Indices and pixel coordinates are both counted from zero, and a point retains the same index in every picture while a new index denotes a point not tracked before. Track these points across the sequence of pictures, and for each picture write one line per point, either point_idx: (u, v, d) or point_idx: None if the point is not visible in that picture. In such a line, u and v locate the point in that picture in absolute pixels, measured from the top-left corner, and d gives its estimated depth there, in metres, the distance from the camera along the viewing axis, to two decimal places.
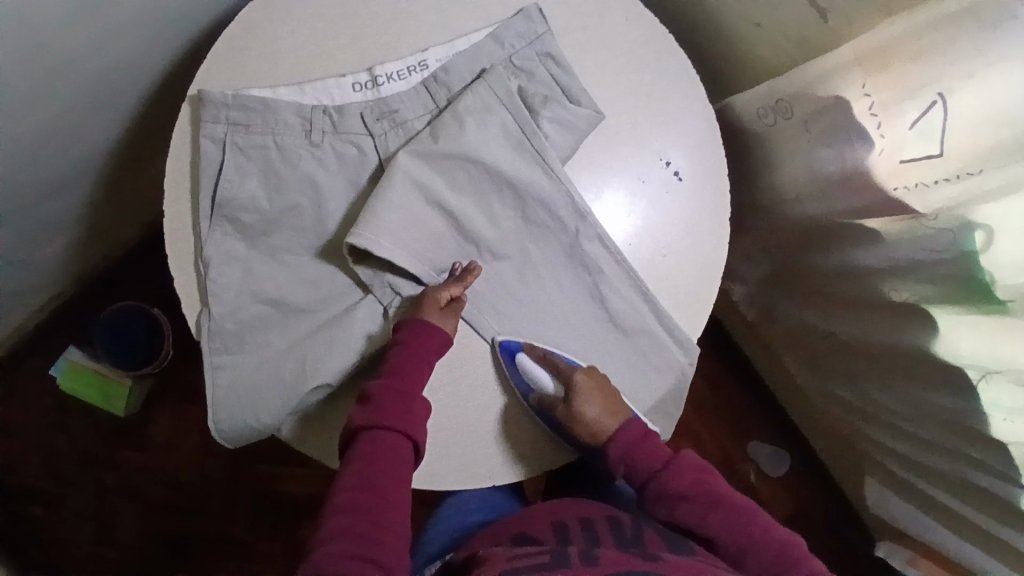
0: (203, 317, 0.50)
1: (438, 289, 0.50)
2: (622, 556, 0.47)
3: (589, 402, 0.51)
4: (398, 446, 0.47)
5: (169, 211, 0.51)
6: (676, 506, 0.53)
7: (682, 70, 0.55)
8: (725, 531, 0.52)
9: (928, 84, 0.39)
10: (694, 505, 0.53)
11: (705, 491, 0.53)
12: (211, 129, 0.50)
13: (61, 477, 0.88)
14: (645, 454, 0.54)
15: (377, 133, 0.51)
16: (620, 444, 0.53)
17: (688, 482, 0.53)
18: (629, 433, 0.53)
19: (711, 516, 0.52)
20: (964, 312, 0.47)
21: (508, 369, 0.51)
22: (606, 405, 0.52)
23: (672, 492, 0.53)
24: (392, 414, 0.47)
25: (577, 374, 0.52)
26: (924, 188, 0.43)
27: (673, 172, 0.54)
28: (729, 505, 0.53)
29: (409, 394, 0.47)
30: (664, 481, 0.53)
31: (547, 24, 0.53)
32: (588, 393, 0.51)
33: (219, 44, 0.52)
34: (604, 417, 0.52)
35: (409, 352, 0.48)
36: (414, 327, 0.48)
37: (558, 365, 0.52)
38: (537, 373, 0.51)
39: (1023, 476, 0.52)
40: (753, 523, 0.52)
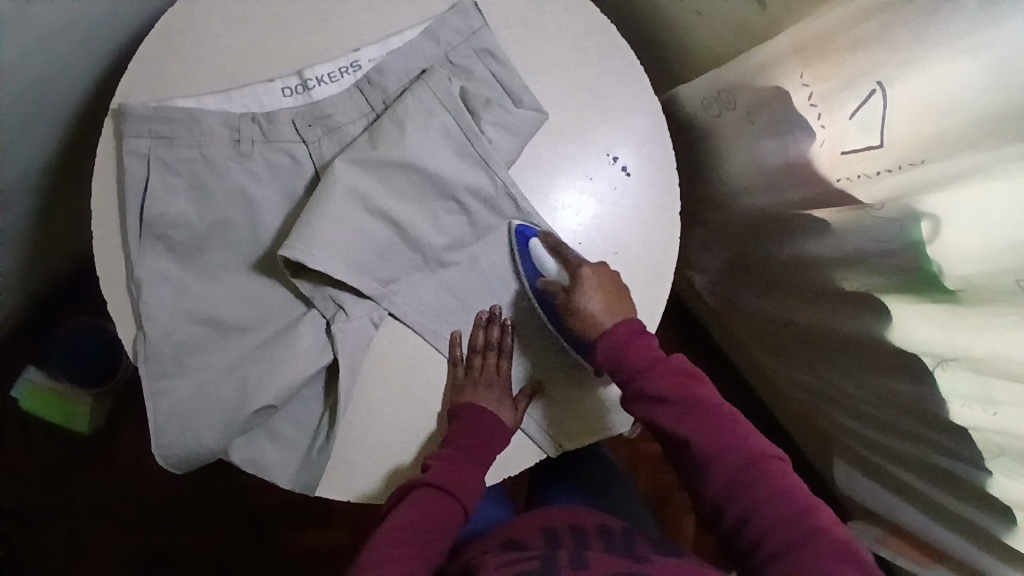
0: (139, 341, 0.48)
1: (495, 367, 0.51)
2: (612, 560, 0.49)
3: (590, 297, 0.49)
4: (448, 504, 0.50)
5: (98, 231, 0.49)
6: (652, 406, 0.49)
7: (625, 61, 0.53)
8: (703, 433, 0.48)
9: (867, 74, 0.38)
10: (669, 408, 0.49)
11: (685, 390, 0.49)
12: (134, 144, 0.47)
13: (28, 496, 0.87)
14: (633, 355, 0.50)
15: (311, 139, 0.49)
16: (611, 343, 0.50)
17: (672, 380, 0.50)
18: (617, 333, 0.50)
19: (683, 422, 0.49)
20: (916, 300, 0.46)
21: (518, 250, 0.50)
22: (609, 303, 0.50)
23: (650, 393, 0.49)
24: (458, 484, 0.49)
25: (583, 269, 0.50)
26: (867, 179, 0.42)
27: (621, 168, 0.52)
28: (708, 408, 0.49)
29: (473, 466, 0.50)
30: (644, 382, 0.49)
31: (483, 18, 0.51)
32: (593, 288, 0.50)
33: (140, 52, 0.49)
34: (605, 315, 0.50)
35: (478, 434, 0.50)
36: (480, 415, 0.50)
37: (567, 255, 0.50)
38: (545, 261, 0.50)
39: (983, 460, 0.52)
40: (702, 389, 0.50)
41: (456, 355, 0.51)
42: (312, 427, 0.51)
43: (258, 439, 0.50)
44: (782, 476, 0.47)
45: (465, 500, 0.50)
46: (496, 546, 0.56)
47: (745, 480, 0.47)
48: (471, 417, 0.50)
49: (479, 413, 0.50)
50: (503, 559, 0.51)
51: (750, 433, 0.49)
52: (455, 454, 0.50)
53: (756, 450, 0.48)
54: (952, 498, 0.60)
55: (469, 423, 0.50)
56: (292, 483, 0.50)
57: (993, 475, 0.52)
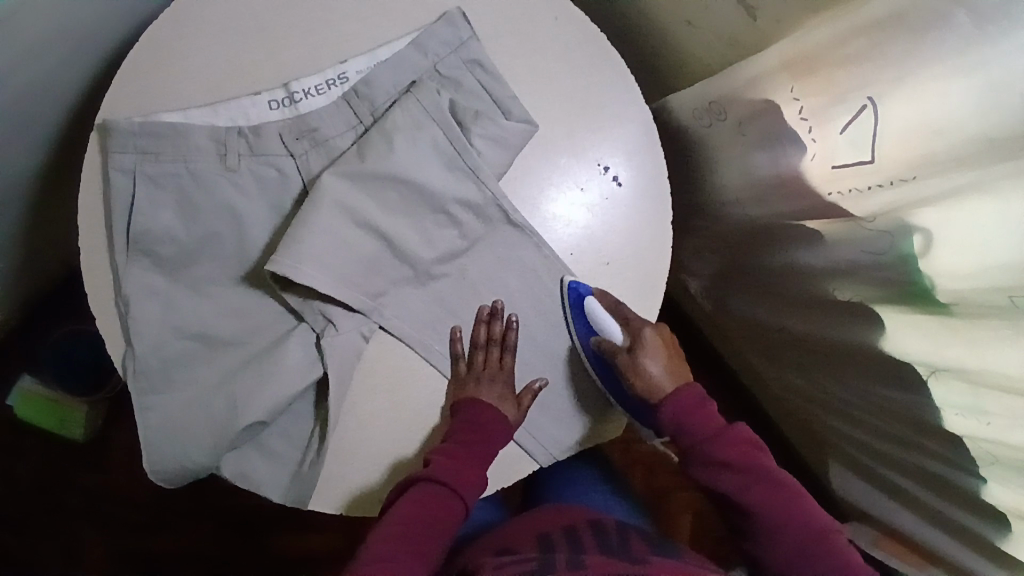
0: (127, 357, 0.48)
1: (497, 363, 0.52)
2: (607, 560, 0.50)
3: (652, 358, 0.53)
4: (450, 500, 0.50)
5: (84, 246, 0.48)
6: (719, 473, 0.52)
7: (617, 70, 0.52)
8: (771, 506, 0.51)
9: (858, 88, 0.37)
10: (735, 474, 0.52)
11: (752, 462, 0.52)
12: (119, 160, 0.47)
13: (25, 502, 0.87)
14: (695, 421, 0.53)
15: (299, 152, 0.49)
16: (671, 407, 0.54)
17: (739, 451, 0.52)
18: (682, 396, 0.54)
19: (755, 488, 0.52)
20: (907, 311, 0.46)
21: (572, 312, 0.51)
22: (666, 363, 0.54)
23: (717, 459, 0.52)
24: (461, 481, 0.49)
25: (647, 332, 0.52)
26: (858, 193, 0.41)
27: (612, 178, 0.52)
28: (777, 484, 0.52)
29: (477, 462, 0.50)
30: (707, 450, 0.52)
31: (472, 28, 0.50)
32: (654, 350, 0.53)
33: (123, 65, 0.48)
34: (666, 377, 0.54)
35: (482, 430, 0.50)
36: (484, 411, 0.51)
37: (627, 316, 0.51)
38: (602, 320, 0.50)
39: (977, 469, 0.52)
40: (764, 456, 0.53)
41: (456, 351, 0.51)
42: (303, 441, 0.51)
43: (248, 453, 0.50)
44: (841, 549, 0.50)
45: (466, 496, 0.51)
46: (495, 551, 0.57)
47: (808, 550, 0.50)
48: (476, 412, 0.50)
49: (483, 409, 0.51)
50: (501, 563, 0.52)
51: (812, 504, 0.52)
52: (459, 450, 0.50)
53: (822, 525, 0.51)
54: (947, 503, 0.60)
55: (473, 419, 0.50)
56: (283, 498, 0.50)
57: (986, 482, 0.52)
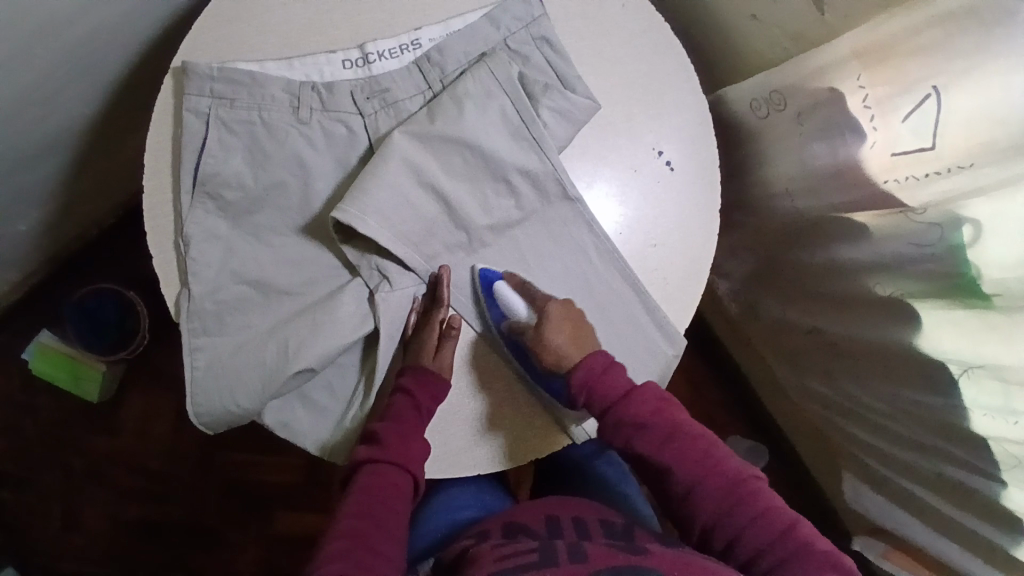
0: (181, 298, 0.48)
1: (434, 325, 0.50)
2: (610, 552, 0.47)
3: (555, 329, 0.50)
4: (400, 478, 0.49)
5: (150, 185, 0.49)
6: (631, 434, 0.50)
7: (678, 62, 0.54)
8: (684, 464, 0.50)
9: (922, 79, 0.39)
10: (650, 434, 0.50)
11: (662, 419, 0.50)
12: (195, 102, 0.48)
13: (28, 460, 0.86)
14: (603, 388, 0.50)
15: (368, 111, 0.50)
16: (581, 373, 0.50)
17: (647, 407, 0.50)
18: (592, 363, 0.51)
19: (666, 447, 0.50)
20: (947, 307, 0.48)
21: (485, 299, 0.51)
22: (573, 337, 0.51)
23: (629, 419, 0.50)
24: (407, 457, 0.49)
25: (550, 306, 0.50)
26: (914, 182, 0.43)
27: (665, 162, 0.54)
28: (688, 437, 0.50)
29: (418, 434, 0.49)
30: (621, 409, 0.50)
31: (544, 8, 0.52)
32: (558, 325, 0.50)
33: (205, 15, 0.50)
34: (570, 348, 0.51)
35: (414, 399, 0.49)
36: (412, 375, 0.49)
37: (534, 294, 0.51)
38: (512, 302, 0.50)
39: (1002, 473, 0.53)
40: (672, 410, 0.51)
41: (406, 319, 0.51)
42: (347, 395, 0.51)
43: (291, 404, 0.50)
44: (760, 494, 0.48)
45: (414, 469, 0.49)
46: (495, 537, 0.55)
47: (731, 498, 0.48)
48: (410, 378, 0.49)
49: (411, 373, 0.49)
50: (504, 551, 0.49)
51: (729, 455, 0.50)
52: (394, 428, 0.48)
53: (740, 471, 0.49)
54: (958, 511, 0.61)
55: (404, 388, 0.49)
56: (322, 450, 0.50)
57: (1006, 486, 0.53)
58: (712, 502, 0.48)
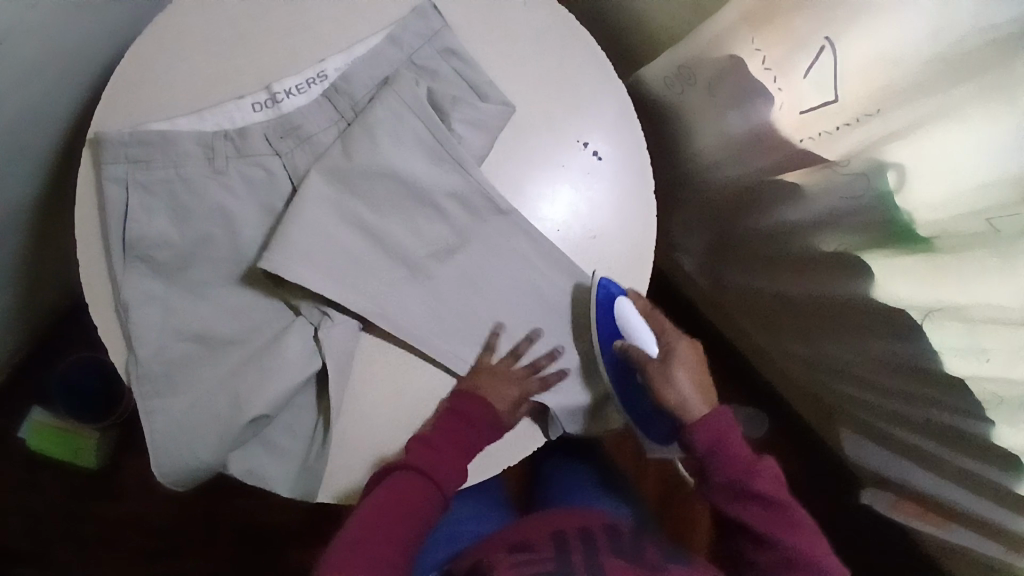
0: (129, 363, 0.49)
1: (519, 374, 0.52)
2: (626, 569, 0.50)
3: (682, 372, 0.55)
4: (427, 491, 0.52)
5: (84, 257, 0.50)
6: (745, 506, 0.54)
7: (588, 51, 0.54)
8: (792, 544, 0.53)
9: (813, 32, 0.38)
10: (763, 508, 0.54)
11: (783, 504, 0.54)
12: (112, 170, 0.49)
13: (42, 536, 0.87)
14: (731, 451, 0.54)
15: (285, 150, 0.50)
16: (705, 429, 0.54)
17: (771, 484, 0.54)
18: (718, 421, 0.54)
19: (778, 526, 0.54)
20: (888, 255, 0.47)
21: (600, 317, 0.50)
22: (695, 385, 0.56)
23: (751, 489, 0.53)
24: (441, 474, 0.51)
25: (678, 348, 0.56)
26: (828, 136, 0.42)
27: (592, 153, 0.53)
28: (800, 524, 0.54)
29: (456, 454, 0.51)
30: (746, 481, 0.54)
31: (443, 19, 0.52)
32: (686, 361, 0.56)
33: (113, 81, 0.51)
34: (695, 398, 0.55)
35: (467, 420, 0.51)
36: (479, 403, 0.50)
37: (659, 335, 0.55)
38: (631, 324, 0.52)
39: (986, 412, 0.51)
40: (789, 496, 0.55)
41: (494, 342, 0.52)
42: (307, 435, 0.51)
43: (255, 451, 0.50)
44: None
45: (444, 486, 0.52)
46: (506, 552, 0.54)
47: None
48: (468, 403, 0.51)
49: (473, 403, 0.50)
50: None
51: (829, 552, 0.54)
52: (438, 446, 0.51)
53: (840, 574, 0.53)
54: (955, 454, 0.59)
55: (460, 408, 0.51)
56: (292, 493, 0.50)
57: (995, 425, 0.51)
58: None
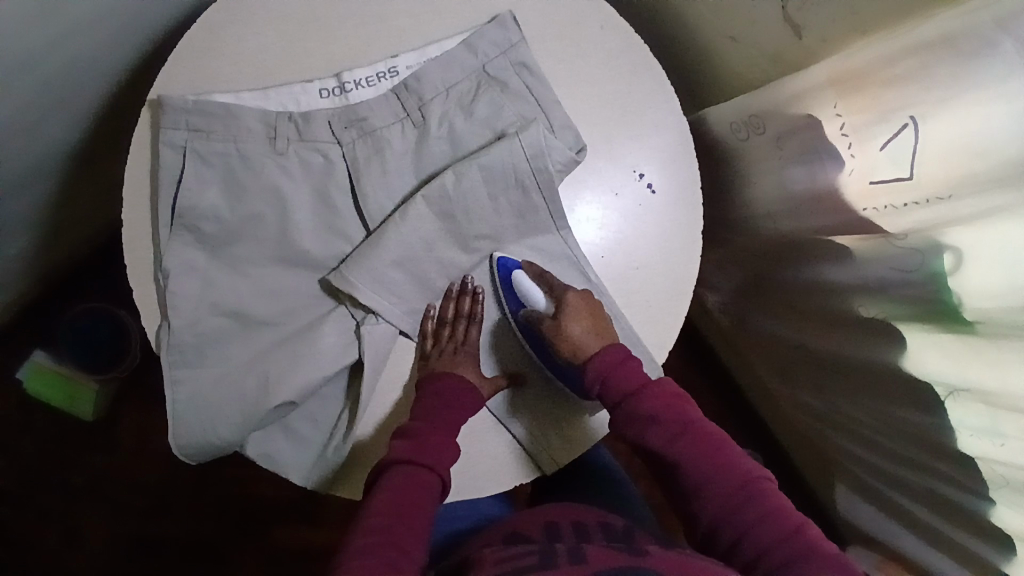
0: (161, 330, 0.48)
1: (464, 336, 0.51)
2: (608, 553, 0.47)
3: (575, 320, 0.50)
4: (426, 477, 0.48)
5: (129, 217, 0.49)
6: (646, 428, 0.50)
7: (657, 82, 0.54)
8: (697, 462, 0.49)
9: (899, 109, 0.39)
10: (663, 428, 0.50)
11: (676, 416, 0.50)
12: (171, 136, 0.48)
13: (26, 477, 0.86)
14: (620, 378, 0.50)
15: (346, 140, 0.50)
16: (598, 365, 0.50)
17: (665, 403, 0.50)
18: (609, 355, 0.50)
19: (679, 441, 0.50)
20: (930, 330, 0.47)
21: (503, 286, 0.51)
22: (594, 326, 0.50)
23: (644, 413, 0.49)
24: (434, 454, 0.47)
25: (568, 295, 0.50)
26: (894, 210, 0.43)
27: (646, 185, 0.53)
28: (701, 432, 0.50)
29: (446, 434, 0.48)
30: (636, 403, 0.49)
31: (521, 32, 0.52)
32: (575, 313, 0.50)
33: (180, 45, 0.50)
34: (590, 338, 0.50)
35: (442, 403, 0.49)
36: (440, 381, 0.49)
37: (553, 284, 0.51)
38: (533, 294, 0.50)
39: (990, 491, 0.51)
40: (688, 407, 0.51)
41: (427, 327, 0.51)
42: (329, 426, 0.51)
43: (274, 434, 0.50)
44: (771, 495, 0.48)
45: (442, 469, 0.48)
46: (499, 543, 0.54)
47: (745, 495, 0.48)
48: (437, 386, 0.49)
49: (442, 379, 0.49)
50: (504, 553, 0.49)
51: (744, 456, 0.50)
52: (428, 428, 0.48)
53: (750, 471, 0.49)
54: (950, 526, 0.60)
55: (433, 391, 0.49)
56: (304, 480, 0.50)
57: (995, 505, 0.51)
58: (729, 501, 0.48)
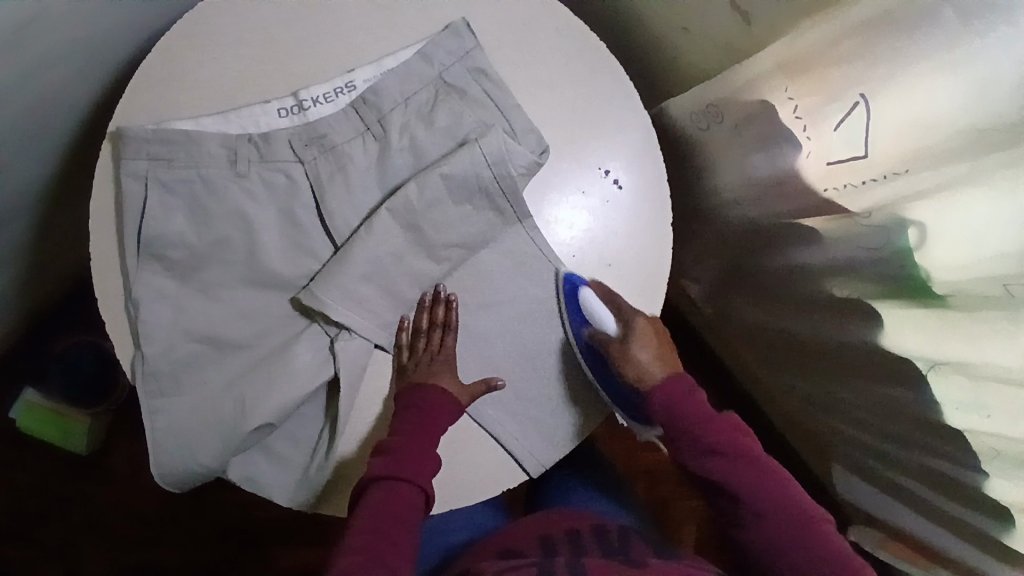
0: (136, 361, 0.48)
1: (439, 346, 0.50)
2: (606, 564, 0.47)
3: (642, 346, 0.52)
4: (411, 494, 0.48)
5: (98, 251, 0.49)
6: (706, 461, 0.51)
7: (616, 80, 0.54)
8: (755, 492, 0.50)
9: (849, 87, 0.39)
10: (724, 459, 0.51)
11: (738, 445, 0.51)
12: (131, 166, 0.48)
13: (27, 516, 0.86)
14: (684, 412, 0.52)
15: (308, 158, 0.50)
16: (665, 394, 0.53)
17: (728, 435, 0.52)
18: (673, 384, 0.53)
19: (738, 471, 0.50)
20: (903, 305, 0.47)
21: (566, 301, 0.51)
22: (657, 351, 0.54)
23: (705, 447, 0.51)
24: (416, 470, 0.47)
25: (637, 318, 0.52)
26: (854, 189, 0.42)
27: (613, 181, 0.53)
28: (757, 465, 0.51)
29: (427, 448, 0.48)
30: (699, 437, 0.51)
31: (476, 39, 0.52)
32: (644, 338, 0.52)
33: (136, 74, 0.50)
34: (655, 365, 0.54)
35: (421, 416, 0.48)
36: (418, 393, 0.49)
37: (620, 305, 0.51)
38: (597, 311, 0.51)
39: (981, 464, 0.51)
40: (749, 439, 0.52)
41: (402, 340, 0.51)
42: (311, 445, 0.51)
43: (256, 457, 0.50)
44: (824, 533, 0.48)
45: (426, 484, 0.48)
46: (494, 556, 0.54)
47: (793, 524, 0.48)
48: (415, 398, 0.49)
49: (421, 391, 0.49)
50: (502, 567, 0.49)
51: (799, 489, 0.51)
52: (409, 441, 0.48)
53: (802, 505, 0.49)
54: (947, 501, 0.60)
55: (413, 405, 0.49)
56: (291, 500, 0.50)
57: (988, 477, 0.51)
58: (788, 539, 0.48)
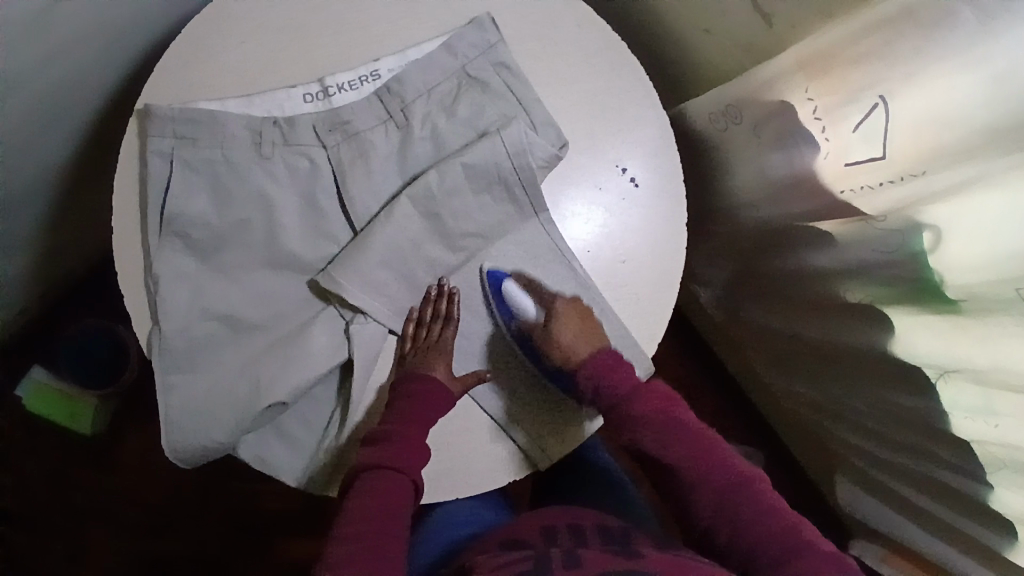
0: (153, 336, 0.48)
1: (439, 336, 0.50)
2: (604, 556, 0.48)
3: (564, 327, 0.50)
4: (400, 484, 0.48)
5: (121, 227, 0.50)
6: (641, 432, 0.52)
7: (635, 79, 0.55)
8: (694, 461, 0.51)
9: (869, 88, 0.39)
10: (657, 430, 0.52)
11: (670, 418, 0.52)
12: (158, 144, 0.49)
13: (32, 496, 0.87)
14: (616, 385, 0.51)
15: (330, 143, 0.51)
16: (588, 374, 0.51)
17: (658, 409, 0.52)
18: (603, 362, 0.51)
19: (673, 444, 0.52)
20: (916, 309, 0.47)
21: (493, 296, 0.51)
22: (585, 332, 0.51)
23: (637, 417, 0.51)
24: (405, 461, 0.48)
25: (558, 303, 0.51)
26: (870, 190, 0.43)
27: (629, 178, 0.54)
28: (690, 433, 0.52)
29: (417, 439, 0.48)
30: (631, 407, 0.51)
31: (500, 33, 0.53)
32: (566, 321, 0.51)
33: (165, 56, 0.51)
34: (580, 345, 0.51)
35: (412, 406, 0.48)
36: (414, 383, 0.49)
37: (542, 293, 0.51)
38: (522, 302, 0.51)
39: (986, 474, 0.51)
40: (678, 408, 0.54)
41: (405, 330, 0.51)
42: (321, 427, 0.51)
43: (267, 436, 0.50)
44: (765, 496, 0.50)
45: (415, 474, 0.48)
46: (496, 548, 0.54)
47: (733, 492, 0.50)
48: (409, 388, 0.49)
49: (417, 380, 0.49)
50: (501, 558, 0.49)
51: (732, 455, 0.52)
52: (398, 432, 0.48)
53: (741, 470, 0.51)
54: (950, 512, 0.60)
55: (407, 395, 0.49)
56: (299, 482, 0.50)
57: (993, 487, 0.51)
58: (735, 510, 0.49)
